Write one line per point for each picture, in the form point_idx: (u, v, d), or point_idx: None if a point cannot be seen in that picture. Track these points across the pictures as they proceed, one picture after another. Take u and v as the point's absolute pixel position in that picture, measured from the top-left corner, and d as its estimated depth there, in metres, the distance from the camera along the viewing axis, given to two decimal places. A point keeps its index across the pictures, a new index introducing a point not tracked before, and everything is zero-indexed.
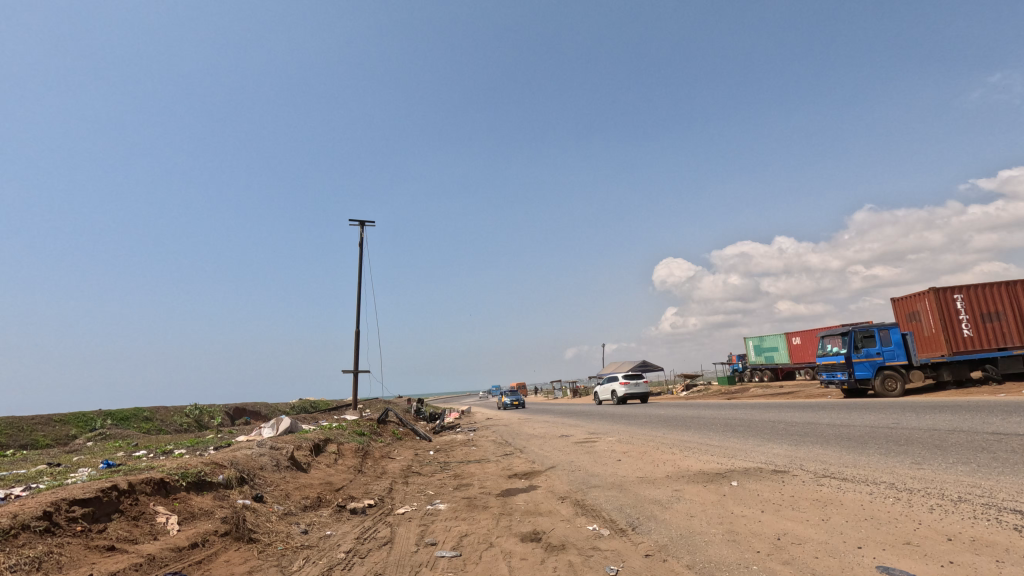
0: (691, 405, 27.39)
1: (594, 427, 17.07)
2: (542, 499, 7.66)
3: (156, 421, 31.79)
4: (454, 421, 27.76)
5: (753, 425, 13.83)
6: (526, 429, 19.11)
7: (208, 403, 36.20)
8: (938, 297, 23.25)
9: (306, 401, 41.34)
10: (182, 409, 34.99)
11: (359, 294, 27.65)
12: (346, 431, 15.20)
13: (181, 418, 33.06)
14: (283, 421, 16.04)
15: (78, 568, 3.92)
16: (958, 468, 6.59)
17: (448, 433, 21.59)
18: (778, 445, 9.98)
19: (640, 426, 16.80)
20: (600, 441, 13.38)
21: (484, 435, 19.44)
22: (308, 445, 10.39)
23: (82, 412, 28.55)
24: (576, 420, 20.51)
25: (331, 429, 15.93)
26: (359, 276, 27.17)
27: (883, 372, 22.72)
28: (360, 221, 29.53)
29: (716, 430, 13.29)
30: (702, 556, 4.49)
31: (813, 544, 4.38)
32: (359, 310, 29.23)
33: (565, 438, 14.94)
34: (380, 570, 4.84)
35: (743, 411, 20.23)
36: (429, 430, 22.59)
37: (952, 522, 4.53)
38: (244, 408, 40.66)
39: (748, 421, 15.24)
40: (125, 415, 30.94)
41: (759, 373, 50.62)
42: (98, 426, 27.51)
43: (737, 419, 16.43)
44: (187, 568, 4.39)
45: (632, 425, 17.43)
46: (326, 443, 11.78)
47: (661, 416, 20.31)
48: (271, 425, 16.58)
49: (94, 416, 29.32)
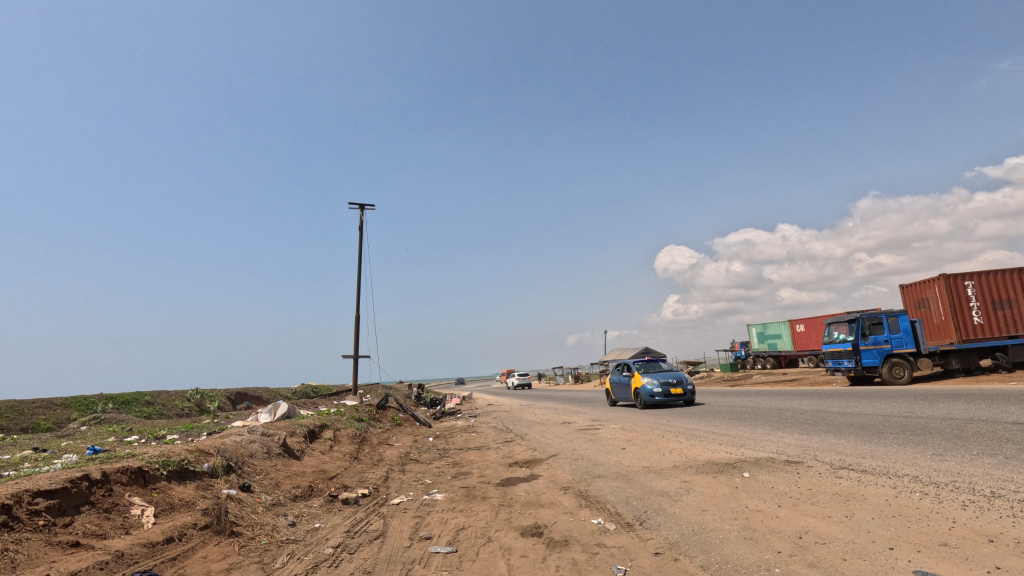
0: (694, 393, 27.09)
1: (597, 414, 16.80)
2: (544, 489, 7.33)
3: (158, 406, 31.78)
4: (455, 407, 27.64)
5: (761, 413, 13.52)
6: (528, 416, 18.85)
7: (209, 388, 36.29)
8: (948, 284, 22.80)
9: (307, 387, 41.43)
10: (184, 393, 35.01)
11: (358, 279, 27.35)
12: (343, 417, 14.93)
13: (182, 403, 33.09)
14: (280, 407, 15.81)
15: (34, 568, 3.57)
16: (985, 460, 6.22)
17: (449, 419, 21.38)
18: (788, 434, 9.63)
19: (644, 413, 16.52)
20: (604, 429, 13.01)
21: (485, 421, 19.23)
22: (302, 431, 10.08)
23: (84, 396, 28.55)
24: (578, 407, 20.24)
25: (329, 414, 15.66)
26: (358, 261, 26.82)
27: (891, 360, 22.42)
28: (359, 205, 29.22)
29: (723, 418, 12.97)
30: (718, 556, 4.14)
31: (840, 544, 4.02)
32: (359, 295, 28.94)
33: (567, 425, 14.63)
34: (370, 567, 4.51)
35: (748, 398, 19.92)
36: (429, 416, 22.37)
37: (990, 521, 4.17)
38: (246, 393, 40.70)
39: (755, 409, 14.94)
40: (126, 399, 30.95)
41: (762, 360, 50.40)
42: (99, 410, 27.49)
43: (743, 407, 16.14)
44: (160, 565, 4.04)
45: (636, 411, 17.13)
46: (322, 429, 11.47)
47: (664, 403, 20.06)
48: (268, 411, 16.32)
49: (95, 400, 29.34)
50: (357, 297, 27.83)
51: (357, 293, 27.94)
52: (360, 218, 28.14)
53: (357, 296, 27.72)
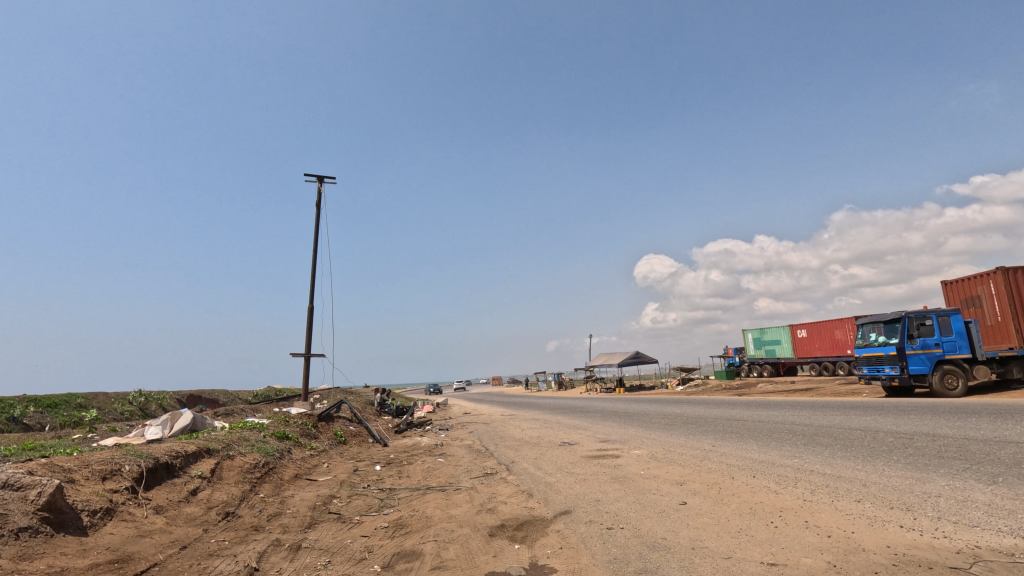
0: (703, 403, 23.31)
1: (605, 433, 12.85)
2: None
3: (93, 410, 27.00)
4: (426, 417, 23.48)
5: (840, 436, 9.75)
6: (512, 432, 14.76)
7: (157, 390, 31.74)
8: (1008, 279, 19.43)
9: (269, 390, 36.96)
10: (126, 395, 30.26)
11: (314, 263, 22.85)
12: (256, 435, 10.58)
13: (123, 406, 28.41)
14: (182, 420, 11.87)
15: None
16: None
17: (416, 434, 17.17)
18: (961, 482, 5.73)
19: (666, 431, 12.62)
20: (626, 460, 8.97)
21: (457, 438, 15.17)
22: (131, 470, 5.80)
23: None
24: (576, 422, 16.32)
25: (242, 432, 11.39)
26: (315, 241, 22.30)
27: (942, 367, 18.92)
28: (319, 177, 24.96)
29: (794, 446, 9.14)
30: None
31: None
32: (316, 282, 24.54)
33: (570, 448, 10.60)
34: None
35: (784, 411, 16.06)
36: (390, 429, 18.10)
37: None
38: (200, 396, 36.00)
39: (819, 429, 11.16)
40: (55, 402, 26.17)
41: (759, 368, 47.32)
42: (14, 415, 22.74)
43: (795, 424, 12.35)
44: None
45: (653, 429, 13.23)
46: (191, 461, 7.14)
47: (683, 417, 16.19)
48: (164, 424, 12.06)
49: (15, 402, 24.60)
50: (313, 284, 23.31)
51: (312, 280, 23.48)
52: (319, 193, 23.75)
53: (312, 283, 23.24)
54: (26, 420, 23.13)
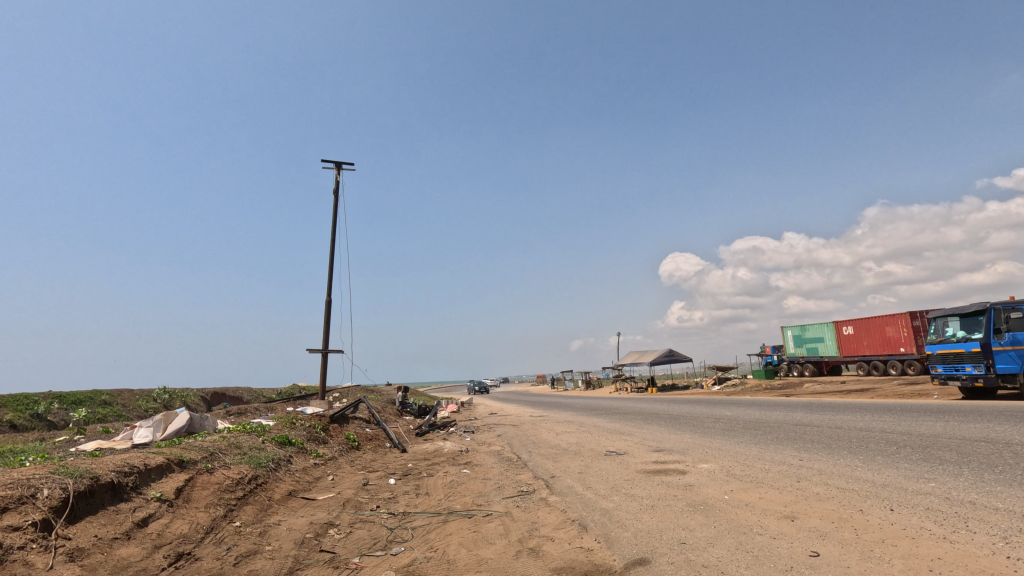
0: (751, 405, 21.19)
1: (655, 439, 11.05)
2: None
3: (117, 407, 26.18)
4: (450, 418, 21.88)
5: (963, 449, 7.77)
6: (546, 436, 13.10)
7: (182, 388, 30.96)
8: None
9: (293, 389, 35.95)
10: (150, 393, 29.47)
11: (331, 253, 21.47)
12: (251, 441, 9.02)
13: (147, 404, 27.50)
14: (176, 423, 10.52)
15: None
16: None
17: (438, 437, 15.57)
18: None
19: (728, 438, 10.76)
20: (696, 478, 7.17)
21: (484, 443, 13.52)
22: (49, 497, 4.28)
23: (25, 395, 23.10)
24: (616, 426, 14.50)
25: (239, 436, 9.89)
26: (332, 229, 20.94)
27: None
28: (337, 163, 23.59)
29: (910, 462, 7.21)
30: None
31: None
32: (333, 274, 23.14)
33: (619, 459, 8.84)
34: None
35: (858, 415, 13.96)
36: (411, 431, 16.56)
37: None
38: (224, 394, 35.14)
39: (921, 438, 9.19)
40: (79, 399, 25.42)
41: (800, 367, 44.63)
42: (35, 411, 21.87)
43: (884, 431, 10.36)
44: None
45: (711, 435, 11.37)
46: (150, 478, 5.58)
47: (738, 420, 14.27)
48: (156, 426, 10.70)
49: (39, 398, 23.86)
50: (330, 275, 21.92)
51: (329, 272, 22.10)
52: (337, 179, 22.39)
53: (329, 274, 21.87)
54: (50, 417, 22.23)
